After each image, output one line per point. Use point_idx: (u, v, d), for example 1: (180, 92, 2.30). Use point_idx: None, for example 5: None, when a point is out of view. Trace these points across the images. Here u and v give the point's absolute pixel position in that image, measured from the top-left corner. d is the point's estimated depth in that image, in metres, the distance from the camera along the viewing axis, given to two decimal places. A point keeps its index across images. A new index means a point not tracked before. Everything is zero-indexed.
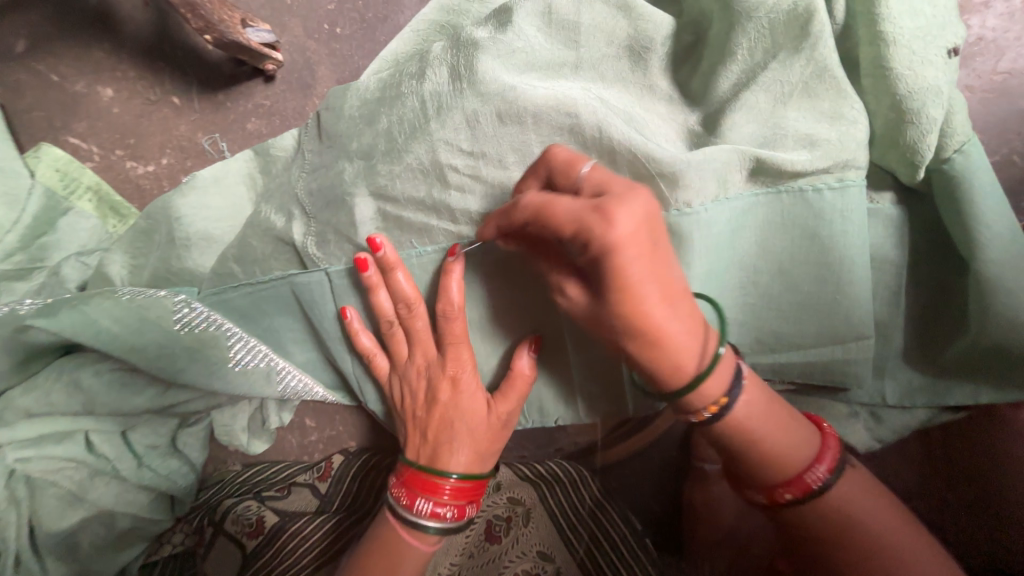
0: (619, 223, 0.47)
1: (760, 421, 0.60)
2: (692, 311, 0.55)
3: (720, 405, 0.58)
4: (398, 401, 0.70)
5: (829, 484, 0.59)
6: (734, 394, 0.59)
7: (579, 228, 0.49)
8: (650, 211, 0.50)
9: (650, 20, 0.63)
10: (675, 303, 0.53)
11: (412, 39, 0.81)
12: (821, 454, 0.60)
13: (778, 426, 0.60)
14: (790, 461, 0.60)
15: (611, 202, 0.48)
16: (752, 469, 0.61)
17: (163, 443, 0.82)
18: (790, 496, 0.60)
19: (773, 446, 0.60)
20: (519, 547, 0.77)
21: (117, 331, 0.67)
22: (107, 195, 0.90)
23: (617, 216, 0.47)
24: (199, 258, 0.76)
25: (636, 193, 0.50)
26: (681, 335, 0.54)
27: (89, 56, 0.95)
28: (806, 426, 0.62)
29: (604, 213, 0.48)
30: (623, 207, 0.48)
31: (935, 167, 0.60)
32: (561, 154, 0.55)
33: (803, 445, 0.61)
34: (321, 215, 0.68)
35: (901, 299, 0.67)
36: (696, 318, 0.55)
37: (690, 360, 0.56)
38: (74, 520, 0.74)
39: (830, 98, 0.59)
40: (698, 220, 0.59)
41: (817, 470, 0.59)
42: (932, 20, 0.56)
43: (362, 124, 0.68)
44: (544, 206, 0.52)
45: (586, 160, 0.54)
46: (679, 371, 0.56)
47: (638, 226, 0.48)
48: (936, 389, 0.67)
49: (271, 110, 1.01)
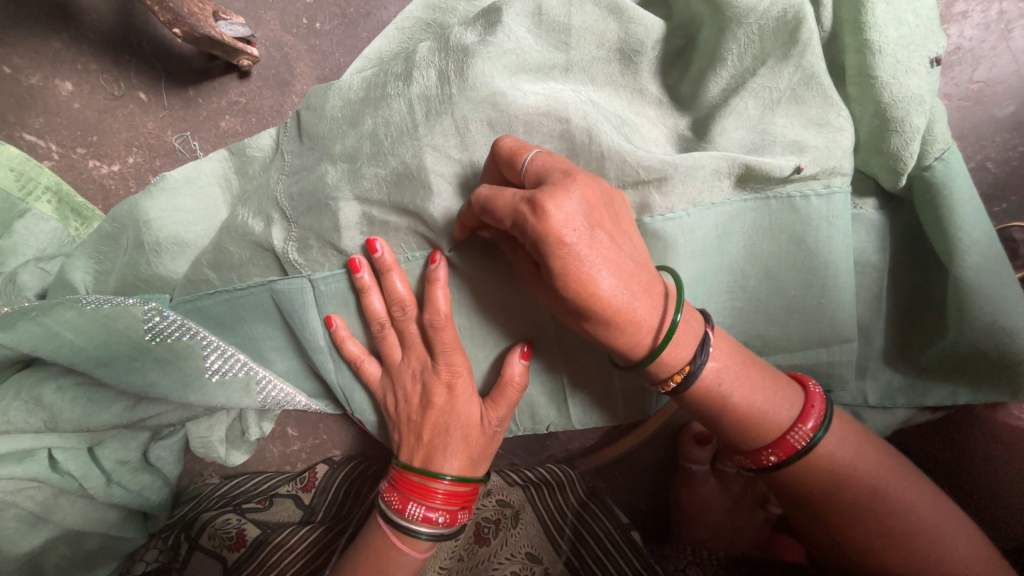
0: (550, 217, 0.47)
1: (731, 390, 0.59)
2: (649, 283, 0.53)
3: (684, 372, 0.57)
4: (390, 407, 0.67)
5: (816, 441, 0.58)
6: (700, 360, 0.57)
7: (516, 224, 0.50)
8: (587, 200, 0.49)
9: (641, 23, 0.62)
10: (628, 280, 0.51)
11: (398, 38, 0.78)
12: (804, 413, 0.59)
13: (753, 393, 0.59)
14: (768, 426, 0.59)
15: (541, 196, 0.48)
16: (732, 436, 0.61)
17: (134, 458, 0.78)
18: (776, 459, 0.59)
19: (747, 413, 0.59)
20: (509, 549, 0.74)
21: (82, 344, 0.64)
22: (68, 195, 0.85)
23: (547, 209, 0.47)
24: (171, 264, 0.72)
25: (569, 182, 0.49)
26: (637, 313, 0.52)
27: (45, 46, 0.88)
28: (790, 390, 0.61)
29: (535, 208, 0.48)
30: (554, 199, 0.48)
31: (915, 174, 0.62)
32: (505, 144, 0.54)
33: (783, 405, 0.60)
34: (303, 220, 0.65)
35: (882, 302, 0.69)
36: (654, 289, 0.53)
37: (646, 333, 0.54)
38: (36, 542, 0.70)
39: (816, 104, 0.60)
40: (680, 225, 0.59)
41: (800, 429, 0.58)
42: (915, 29, 0.57)
43: (344, 125, 0.66)
44: (488, 202, 0.52)
45: (528, 148, 0.53)
46: (639, 346, 0.55)
47: (573, 216, 0.48)
48: (917, 389, 0.70)
49: (247, 108, 0.97)
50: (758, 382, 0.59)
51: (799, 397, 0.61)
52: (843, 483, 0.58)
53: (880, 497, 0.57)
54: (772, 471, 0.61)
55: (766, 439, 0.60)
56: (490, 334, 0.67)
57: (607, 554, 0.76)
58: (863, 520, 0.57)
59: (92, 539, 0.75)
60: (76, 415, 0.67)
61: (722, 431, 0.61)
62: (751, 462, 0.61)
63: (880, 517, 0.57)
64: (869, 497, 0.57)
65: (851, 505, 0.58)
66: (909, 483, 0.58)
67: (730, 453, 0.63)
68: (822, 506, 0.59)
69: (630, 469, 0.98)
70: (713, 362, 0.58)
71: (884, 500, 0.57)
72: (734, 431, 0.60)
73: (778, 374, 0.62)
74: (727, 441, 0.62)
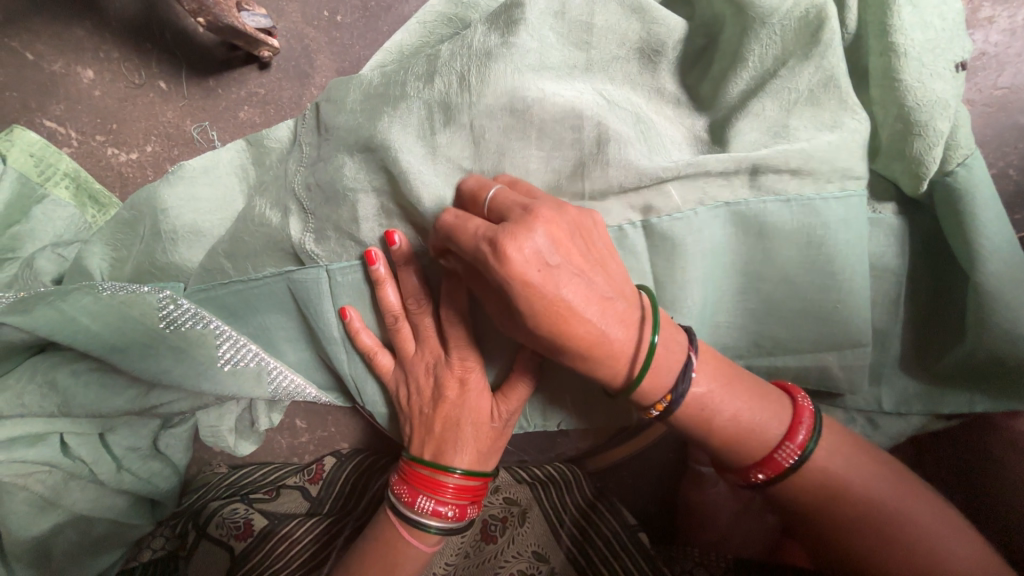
0: (512, 258, 0.47)
1: (716, 409, 0.58)
2: (625, 311, 0.53)
3: (666, 401, 0.57)
4: (402, 400, 0.67)
5: (804, 458, 0.58)
6: (682, 388, 0.57)
7: (478, 260, 0.50)
8: (551, 236, 0.50)
9: (664, 23, 0.62)
10: (601, 313, 0.51)
11: (419, 32, 0.78)
12: (792, 429, 0.58)
13: (740, 410, 0.58)
14: (756, 445, 0.59)
15: (501, 236, 0.48)
16: (720, 454, 0.61)
17: (144, 445, 0.78)
18: (763, 477, 0.59)
19: (733, 432, 0.59)
20: (516, 547, 0.74)
21: (97, 329, 0.64)
22: (86, 182, 0.85)
23: (508, 250, 0.47)
24: (187, 253, 0.73)
25: (530, 218, 0.50)
26: (612, 342, 0.52)
27: (68, 34, 0.89)
28: (778, 405, 0.60)
29: (496, 248, 0.48)
30: (516, 239, 0.48)
31: (937, 179, 0.61)
32: (467, 187, 0.57)
33: (772, 422, 0.59)
34: (320, 211, 0.65)
35: (900, 307, 0.69)
36: (631, 317, 0.53)
37: (622, 365, 0.54)
38: (46, 526, 0.71)
39: (833, 108, 0.59)
40: (687, 224, 0.59)
41: (787, 448, 0.58)
42: (940, 33, 0.57)
43: (364, 118, 0.66)
44: (452, 232, 0.51)
45: (488, 188, 0.56)
46: (617, 377, 0.55)
47: (536, 255, 0.48)
48: (933, 397, 0.69)
49: (266, 99, 0.97)
50: (744, 401, 0.59)
51: (788, 410, 0.60)
52: (858, 492, 0.57)
53: (899, 510, 0.57)
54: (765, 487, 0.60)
55: (756, 458, 0.59)
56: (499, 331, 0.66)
57: (613, 555, 0.76)
58: (874, 528, 0.57)
59: (99, 525, 0.76)
60: (88, 400, 0.67)
61: (711, 448, 0.61)
62: (744, 480, 0.61)
63: (890, 525, 0.56)
64: (885, 508, 0.57)
65: (864, 511, 0.57)
66: (917, 490, 0.58)
67: (722, 470, 0.63)
68: (836, 515, 0.58)
69: (640, 471, 0.98)
70: (698, 386, 0.58)
71: (894, 507, 0.57)
72: (721, 449, 0.60)
73: (765, 389, 0.61)
74: (720, 459, 0.62)
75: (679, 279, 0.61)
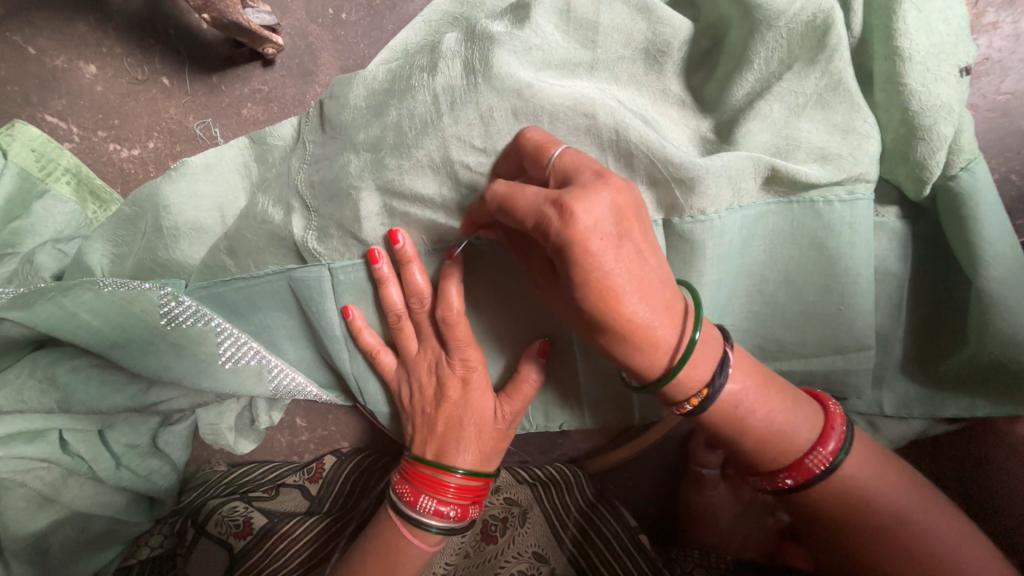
0: (578, 218, 0.46)
1: (750, 409, 0.58)
2: (671, 300, 0.52)
3: (701, 395, 0.57)
4: (405, 399, 0.67)
5: (835, 464, 0.58)
6: (718, 383, 0.57)
7: (539, 224, 0.49)
8: (618, 203, 0.48)
9: (670, 24, 0.62)
10: (649, 294, 0.50)
11: (424, 30, 0.78)
12: (824, 435, 0.58)
13: (773, 411, 0.59)
14: (784, 448, 0.59)
15: (569, 197, 0.47)
16: (748, 456, 0.60)
17: (143, 443, 0.78)
18: (792, 481, 0.59)
19: (765, 433, 0.59)
20: (516, 547, 0.74)
21: (99, 326, 0.63)
22: (87, 178, 0.85)
23: (575, 210, 0.46)
24: (189, 250, 0.72)
25: (600, 183, 0.48)
26: (653, 328, 0.52)
27: (70, 29, 0.89)
28: (810, 409, 0.60)
29: (563, 209, 0.47)
30: (582, 201, 0.46)
31: (941, 183, 0.61)
32: (531, 139, 0.55)
33: (804, 427, 0.59)
34: (323, 209, 0.65)
35: (901, 311, 0.69)
36: (675, 308, 0.52)
37: (662, 354, 0.53)
38: (44, 523, 0.71)
39: (842, 111, 0.60)
40: (710, 228, 0.59)
41: (820, 452, 0.58)
42: (945, 38, 0.57)
43: (368, 116, 0.65)
44: (509, 201, 0.51)
45: (557, 145, 0.53)
46: (655, 366, 0.54)
47: (601, 219, 0.47)
48: (934, 400, 0.70)
49: (269, 96, 0.97)
50: (779, 402, 0.59)
51: (819, 416, 0.60)
52: (859, 495, 0.58)
53: (897, 511, 0.57)
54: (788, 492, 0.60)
55: (788, 461, 0.59)
56: (509, 328, 0.67)
57: (613, 556, 0.76)
58: (874, 530, 0.57)
59: (99, 522, 0.76)
60: (89, 397, 0.67)
61: (740, 449, 0.61)
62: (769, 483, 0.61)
63: (890, 527, 0.56)
64: (886, 511, 0.57)
65: (863, 513, 0.57)
66: (919, 494, 0.58)
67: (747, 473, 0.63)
68: (835, 516, 0.58)
69: (639, 472, 0.99)
70: (733, 383, 0.58)
71: (894, 509, 0.57)
72: (754, 450, 0.60)
73: (796, 393, 0.61)
74: (747, 460, 0.61)
75: (696, 282, 0.62)
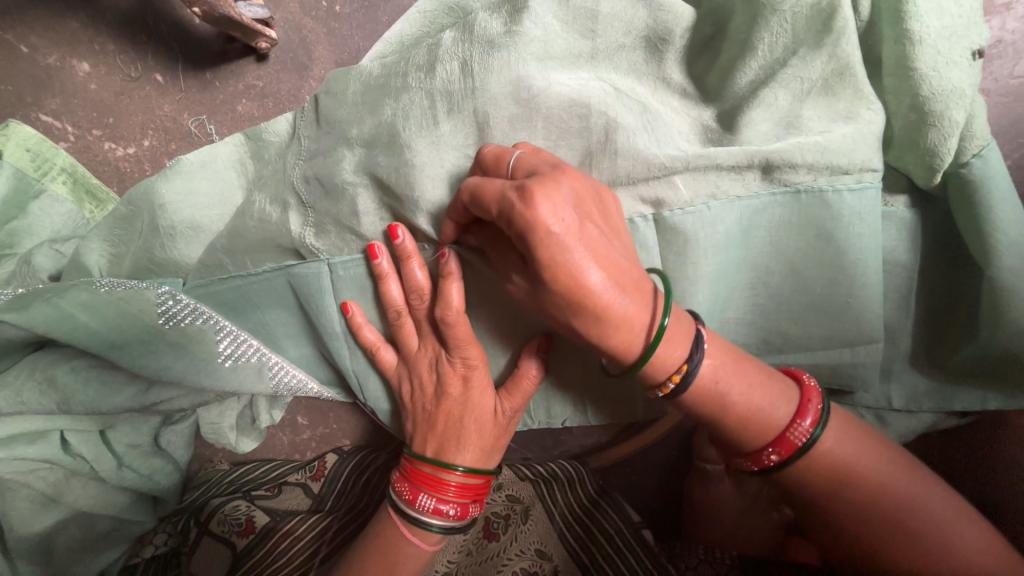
0: (538, 204, 0.47)
1: (728, 386, 0.57)
2: (641, 281, 0.52)
3: (681, 373, 0.55)
4: (406, 395, 0.67)
5: (815, 439, 0.57)
6: (696, 359, 0.55)
7: (504, 211, 0.49)
8: (575, 194, 0.49)
9: (671, 10, 0.61)
10: (617, 276, 0.50)
11: (419, 21, 0.77)
12: (802, 408, 0.58)
13: (751, 390, 0.58)
14: (766, 424, 0.58)
15: (530, 184, 0.48)
16: (731, 436, 0.59)
17: (145, 442, 0.77)
18: (778, 458, 0.58)
19: (745, 412, 0.58)
20: (518, 545, 0.74)
21: (97, 326, 0.62)
22: (83, 177, 0.84)
23: (535, 197, 0.47)
24: (185, 249, 0.72)
25: (557, 177, 0.49)
26: (627, 312, 0.51)
27: (63, 26, 0.88)
28: (786, 385, 0.60)
29: (524, 195, 0.47)
30: (542, 188, 0.47)
31: (952, 171, 0.59)
32: (488, 152, 0.55)
33: (783, 405, 0.58)
34: (320, 204, 0.64)
35: (910, 303, 0.68)
36: (645, 288, 0.52)
37: (638, 333, 0.53)
38: (47, 523, 0.71)
39: (847, 97, 0.58)
40: (698, 218, 0.58)
41: (800, 426, 0.57)
42: (957, 20, 0.55)
43: (363, 110, 0.64)
44: (477, 190, 0.51)
45: (511, 152, 0.54)
46: (632, 346, 0.53)
47: (561, 207, 0.48)
48: (944, 394, 0.69)
49: (264, 92, 0.96)
50: (755, 380, 0.58)
51: (796, 393, 0.59)
52: (869, 491, 0.56)
53: (909, 504, 0.56)
54: (773, 472, 0.59)
55: (768, 438, 0.58)
56: (508, 325, 0.65)
57: (617, 552, 0.76)
58: (882, 526, 0.56)
59: (102, 521, 0.76)
60: (89, 397, 0.66)
61: (726, 434, 0.59)
62: (754, 464, 0.60)
63: (899, 522, 0.55)
64: (898, 507, 0.56)
65: (871, 507, 0.56)
66: (930, 484, 0.57)
67: (730, 454, 0.62)
68: (843, 511, 0.57)
69: (642, 466, 0.98)
70: (709, 360, 0.57)
71: (901, 500, 0.56)
72: (735, 433, 0.59)
73: (772, 372, 0.60)
74: (731, 443, 0.61)
75: (697, 276, 0.60)
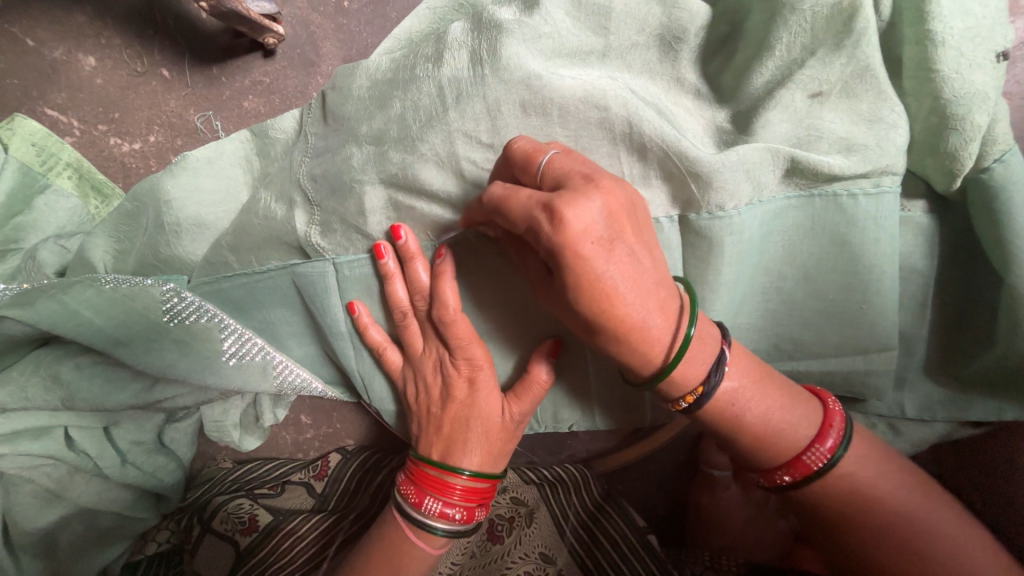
0: (567, 225, 0.46)
1: (746, 406, 0.57)
2: (666, 299, 0.51)
3: (696, 394, 0.55)
4: (410, 397, 0.66)
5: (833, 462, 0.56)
6: (714, 381, 0.55)
7: (532, 228, 0.48)
8: (607, 209, 0.47)
9: (686, 8, 0.59)
10: (642, 297, 0.50)
11: (428, 17, 0.76)
12: (822, 432, 0.56)
13: (770, 408, 0.57)
14: (785, 442, 0.57)
15: (558, 203, 0.46)
16: (745, 453, 0.59)
17: (149, 439, 0.77)
18: (789, 479, 0.57)
19: (761, 431, 0.57)
20: (523, 548, 0.73)
21: (102, 323, 0.62)
22: (89, 173, 0.84)
23: (563, 216, 0.46)
24: (190, 246, 0.71)
25: (589, 188, 0.47)
26: (649, 329, 0.51)
27: (70, 20, 0.87)
28: (808, 404, 0.58)
29: (551, 215, 0.46)
30: (571, 206, 0.46)
31: (972, 176, 0.58)
32: (518, 146, 0.52)
33: (802, 422, 0.57)
34: (326, 203, 0.63)
35: (926, 311, 0.67)
36: (670, 305, 0.52)
37: (656, 354, 0.53)
38: (50, 519, 0.70)
39: (869, 99, 0.56)
40: (728, 225, 0.56)
41: (817, 450, 0.56)
42: (982, 21, 0.53)
43: (371, 107, 0.63)
44: (502, 201, 0.50)
45: (544, 150, 0.51)
46: (647, 365, 0.54)
47: (591, 225, 0.46)
48: (959, 404, 0.68)
49: (271, 88, 0.95)
50: (776, 398, 0.57)
51: (817, 413, 0.58)
52: (878, 502, 0.55)
53: (917, 513, 0.55)
54: (786, 490, 0.59)
55: (781, 459, 0.57)
56: (519, 328, 0.65)
57: (621, 557, 0.75)
58: (893, 539, 0.54)
59: (106, 518, 0.75)
60: (93, 394, 0.66)
61: (740, 448, 0.59)
62: (764, 479, 0.59)
63: (909, 534, 0.54)
64: (907, 519, 0.55)
65: (880, 519, 0.55)
66: (937, 500, 0.57)
67: (743, 469, 0.61)
68: (854, 522, 0.56)
69: (646, 471, 0.97)
70: (729, 381, 0.56)
71: (908, 513, 0.55)
72: (751, 448, 0.58)
73: (796, 389, 0.59)
74: (742, 458, 0.60)
75: (712, 281, 0.60)
